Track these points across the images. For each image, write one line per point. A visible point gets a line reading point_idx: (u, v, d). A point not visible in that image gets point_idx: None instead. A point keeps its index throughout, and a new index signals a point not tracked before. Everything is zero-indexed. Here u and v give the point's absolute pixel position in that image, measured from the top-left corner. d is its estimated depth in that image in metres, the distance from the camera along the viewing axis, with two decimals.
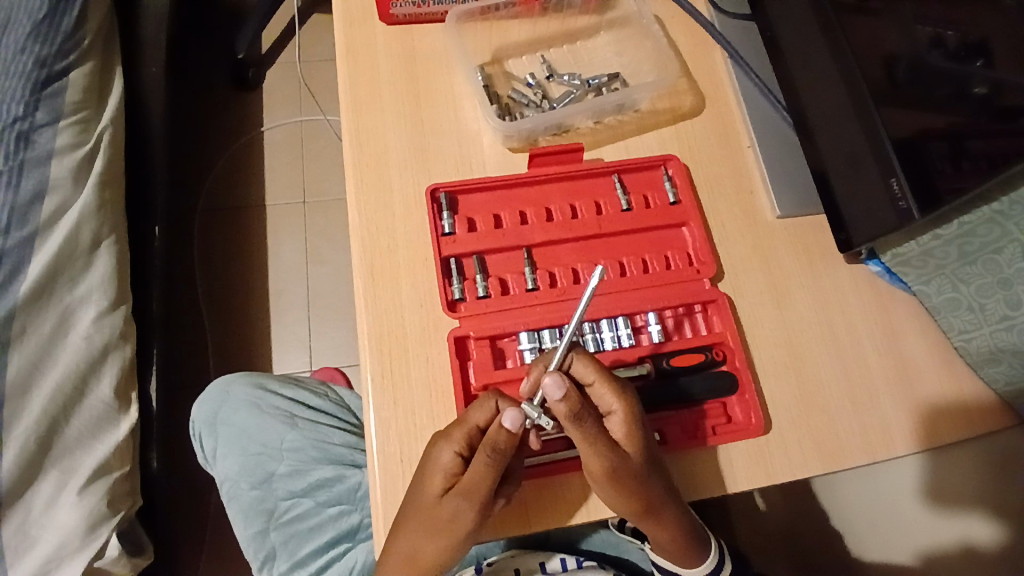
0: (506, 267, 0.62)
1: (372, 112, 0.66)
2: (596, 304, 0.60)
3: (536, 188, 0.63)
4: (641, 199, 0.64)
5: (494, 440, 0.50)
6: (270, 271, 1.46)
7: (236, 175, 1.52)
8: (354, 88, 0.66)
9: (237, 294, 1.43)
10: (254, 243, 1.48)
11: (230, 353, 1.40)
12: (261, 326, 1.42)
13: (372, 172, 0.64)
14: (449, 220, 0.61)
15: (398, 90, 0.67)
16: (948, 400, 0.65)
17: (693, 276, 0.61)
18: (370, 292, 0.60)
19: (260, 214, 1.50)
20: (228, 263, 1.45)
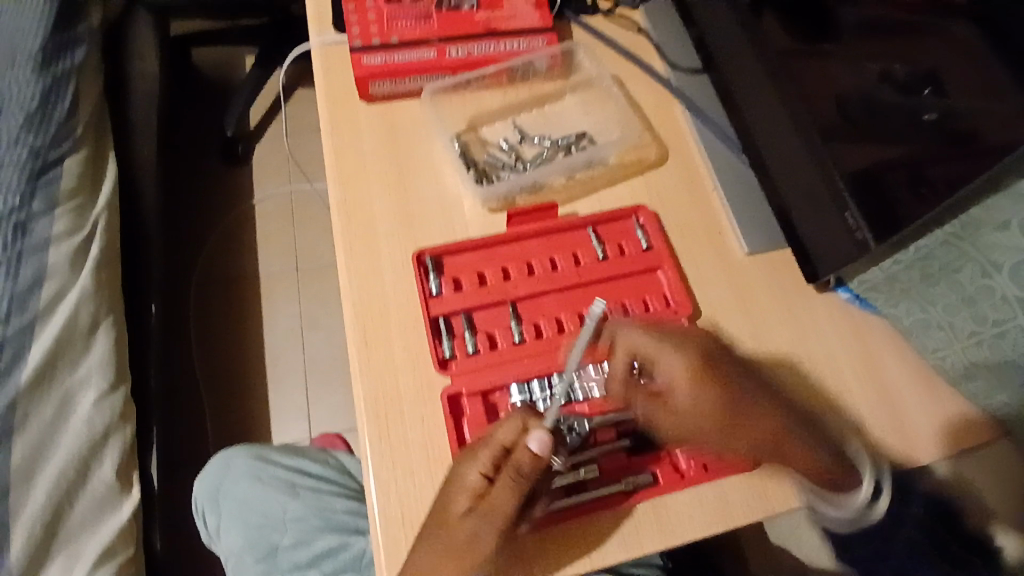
0: (493, 322, 0.64)
1: (357, 185, 0.70)
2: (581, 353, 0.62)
3: (516, 244, 0.66)
4: (616, 248, 0.67)
5: (518, 463, 0.52)
6: (267, 339, 1.48)
7: (229, 246, 1.56)
8: (340, 163, 0.70)
9: (234, 363, 1.45)
10: (250, 312, 1.50)
11: (230, 423, 1.40)
12: (260, 394, 1.43)
13: (361, 241, 0.67)
14: (436, 281, 0.64)
15: (381, 162, 0.71)
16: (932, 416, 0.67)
17: (671, 317, 0.64)
18: (366, 357, 0.62)
19: (255, 283, 1.53)
20: (225, 334, 1.47)
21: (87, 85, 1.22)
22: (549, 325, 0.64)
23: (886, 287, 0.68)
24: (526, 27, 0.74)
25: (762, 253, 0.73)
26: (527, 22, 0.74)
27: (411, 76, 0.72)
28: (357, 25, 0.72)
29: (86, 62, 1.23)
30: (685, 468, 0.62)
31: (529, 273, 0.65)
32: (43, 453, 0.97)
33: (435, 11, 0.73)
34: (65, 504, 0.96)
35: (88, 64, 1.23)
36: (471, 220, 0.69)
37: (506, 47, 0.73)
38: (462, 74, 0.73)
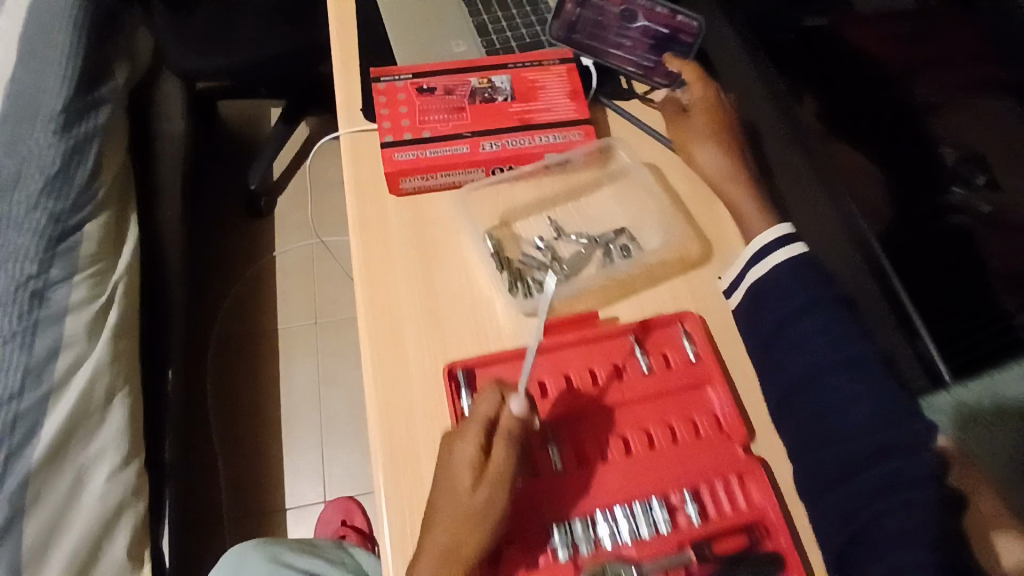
0: (530, 446, 0.59)
1: (384, 286, 0.66)
2: (625, 482, 0.57)
3: (555, 355, 0.63)
4: (661, 359, 0.63)
5: (509, 427, 0.53)
6: (284, 399, 1.45)
7: (248, 301, 1.54)
8: (367, 262, 0.67)
9: (250, 424, 1.41)
10: (267, 370, 1.47)
11: (244, 488, 1.36)
12: (275, 457, 1.39)
13: (388, 349, 0.63)
14: (467, 399, 0.60)
15: (409, 260, 0.67)
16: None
17: (724, 442, 0.60)
18: (394, 483, 0.58)
19: (272, 340, 1.51)
20: (241, 393, 1.45)
21: (111, 146, 1.20)
22: (592, 448, 0.59)
23: None
24: (562, 120, 0.72)
25: None
26: (563, 115, 0.72)
27: (442, 171, 0.69)
28: (388, 120, 0.70)
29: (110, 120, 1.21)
30: None
31: (569, 387, 0.61)
32: (55, 535, 0.93)
33: (468, 104, 0.71)
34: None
35: (111, 123, 1.21)
36: (503, 324, 0.64)
37: (541, 140, 0.70)
38: (494, 167, 0.70)
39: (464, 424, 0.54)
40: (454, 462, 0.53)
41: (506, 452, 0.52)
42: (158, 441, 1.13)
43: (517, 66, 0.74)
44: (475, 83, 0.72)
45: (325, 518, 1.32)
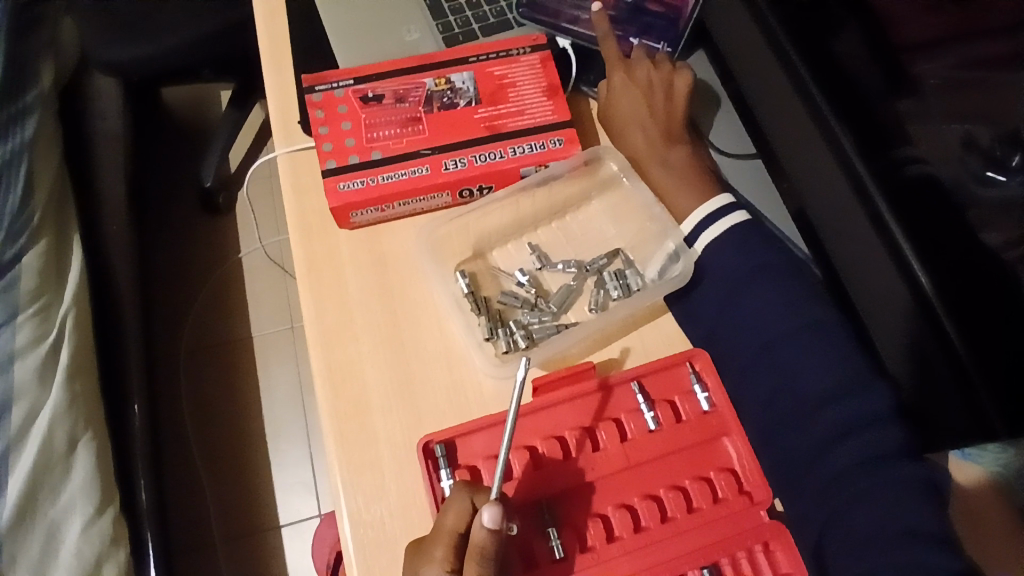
0: (529, 528, 0.55)
1: (344, 342, 0.61)
2: (640, 570, 0.54)
3: (549, 415, 0.58)
4: (669, 411, 0.59)
5: (481, 545, 0.48)
6: (266, 411, 1.36)
7: (217, 307, 1.44)
8: (321, 318, 0.61)
9: (233, 437, 1.34)
10: (245, 382, 1.38)
11: (233, 505, 1.29)
12: (263, 470, 1.32)
13: (352, 415, 0.58)
14: (449, 479, 0.54)
15: (371, 310, 0.62)
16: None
17: (747, 506, 0.56)
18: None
19: (247, 349, 1.41)
20: (220, 409, 1.36)
21: (41, 162, 1.07)
22: (597, 531, 0.55)
23: None
24: (538, 122, 0.66)
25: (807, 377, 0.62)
26: (539, 116, 0.66)
27: (399, 199, 0.63)
28: (329, 139, 0.63)
29: (41, 133, 1.09)
30: None
31: (565, 457, 0.57)
32: None
33: (424, 113, 0.65)
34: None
35: (43, 136, 1.09)
36: (485, 382, 0.60)
37: (514, 152, 0.65)
38: (462, 188, 0.65)
39: (435, 539, 0.50)
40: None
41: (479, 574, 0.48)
42: (130, 480, 1.05)
43: (479, 59, 0.68)
44: (432, 86, 0.66)
45: (320, 535, 1.21)
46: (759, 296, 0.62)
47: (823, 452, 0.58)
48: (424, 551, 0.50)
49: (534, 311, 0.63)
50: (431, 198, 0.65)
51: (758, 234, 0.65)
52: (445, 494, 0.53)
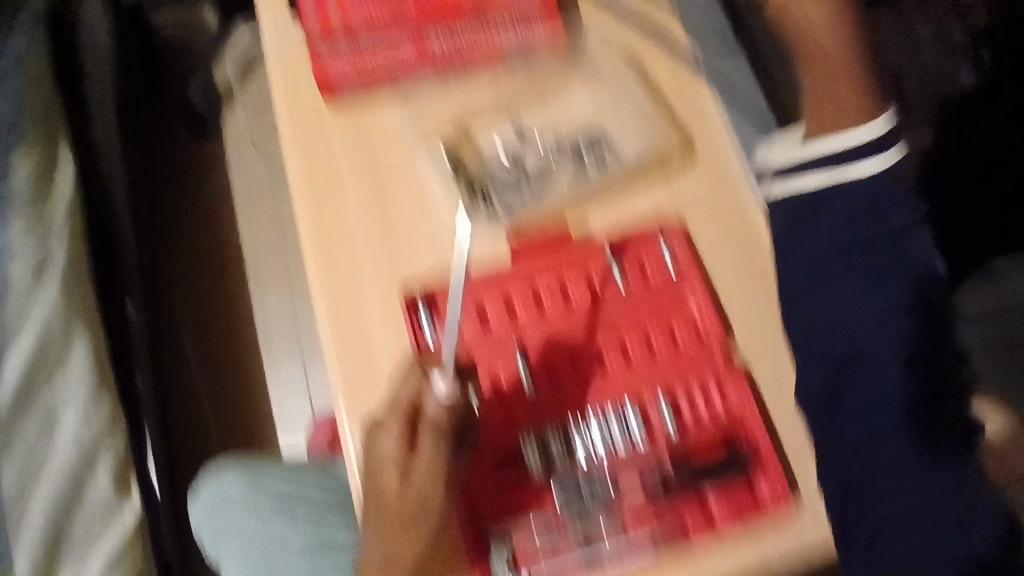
0: (512, 425, 0.58)
1: (344, 274, 0.62)
2: (626, 473, 0.57)
3: (540, 341, 0.60)
4: (638, 272, 0.62)
5: (433, 419, 0.51)
6: (258, 338, 1.31)
7: (211, 230, 1.40)
8: (320, 253, 0.63)
9: (227, 355, 1.31)
10: (240, 306, 1.34)
11: (232, 422, 1.28)
12: (259, 391, 1.29)
13: (352, 348, 0.59)
14: (433, 326, 0.60)
15: (371, 236, 0.63)
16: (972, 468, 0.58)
17: (704, 352, 0.60)
18: (360, 437, 0.57)
19: (246, 283, 1.35)
20: (217, 334, 1.32)
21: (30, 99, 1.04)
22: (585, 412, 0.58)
23: None
24: (521, 44, 0.70)
25: None
26: (525, 39, 0.70)
27: (387, 78, 0.68)
28: (326, 55, 0.68)
29: (26, 75, 1.05)
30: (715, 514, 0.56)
31: (560, 375, 0.59)
32: (57, 544, 0.89)
33: (424, 50, 0.68)
34: (62, 542, 0.89)
35: (26, 83, 1.05)
36: (468, 248, 0.62)
37: (508, 38, 0.69)
38: (442, 63, 0.69)
39: (381, 449, 0.51)
40: (394, 513, 0.51)
41: (432, 447, 0.50)
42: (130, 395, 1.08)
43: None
44: (435, 28, 0.69)
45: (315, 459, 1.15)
46: (842, 291, 0.56)
47: (852, 343, 0.55)
48: (390, 503, 0.51)
49: (515, 187, 0.65)
50: (416, 93, 0.68)
51: (862, 209, 0.54)
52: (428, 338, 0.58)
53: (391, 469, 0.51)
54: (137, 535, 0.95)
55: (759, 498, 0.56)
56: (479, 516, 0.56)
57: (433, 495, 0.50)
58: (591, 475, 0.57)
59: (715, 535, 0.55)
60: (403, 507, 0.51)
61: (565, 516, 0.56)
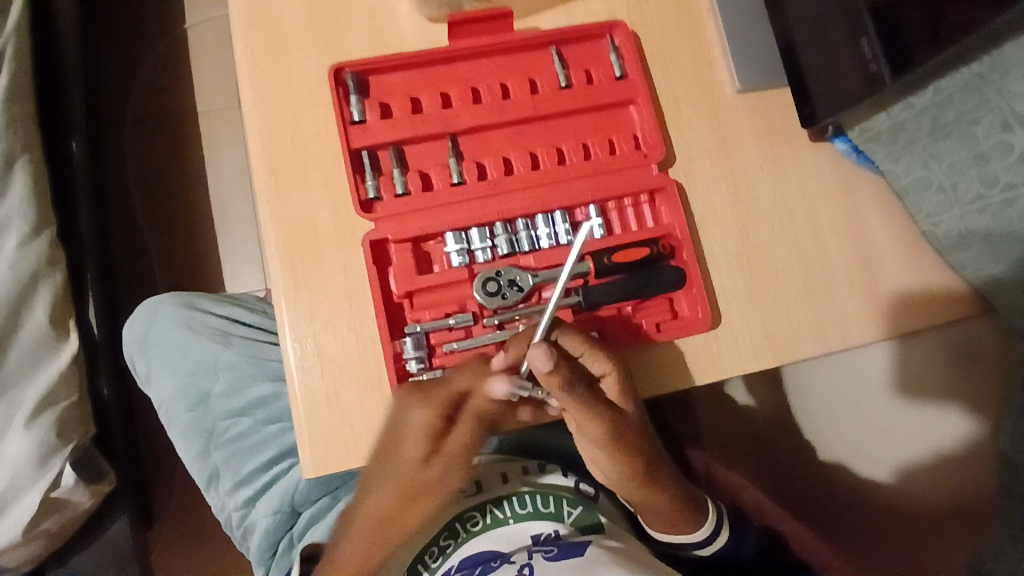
0: (436, 219, 0.52)
1: (270, 42, 0.53)
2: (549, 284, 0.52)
3: (475, 136, 0.54)
4: (582, 74, 0.56)
5: (480, 411, 0.50)
6: (212, 192, 1.17)
7: (158, 72, 1.20)
8: (246, 17, 0.53)
9: (175, 206, 1.17)
10: (190, 158, 1.18)
11: (180, 281, 1.15)
12: (209, 250, 1.16)
13: (279, 126, 0.52)
14: (358, 105, 0.52)
15: (298, 7, 0.54)
16: (909, 291, 0.58)
17: (639, 161, 0.54)
18: (276, 212, 0.51)
19: (198, 133, 1.19)
20: (166, 186, 1.17)
21: None
22: (513, 213, 0.52)
23: (890, 136, 0.58)
24: None
25: (755, 93, 0.59)
26: None
27: None
28: None
29: None
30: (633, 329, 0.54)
31: (489, 171, 0.54)
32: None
33: None
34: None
35: None
36: (406, 31, 0.55)
37: None
38: None
39: (409, 437, 0.49)
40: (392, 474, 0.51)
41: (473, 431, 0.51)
42: (69, 217, 0.93)
43: None
44: None
45: None
46: None
47: None
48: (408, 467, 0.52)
49: None
50: None
51: None
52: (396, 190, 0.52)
53: (420, 442, 0.50)
54: (74, 377, 0.83)
55: (680, 311, 0.55)
56: (393, 316, 0.51)
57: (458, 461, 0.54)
58: (512, 275, 0.51)
59: None
60: (424, 474, 0.53)
61: (483, 306, 0.51)
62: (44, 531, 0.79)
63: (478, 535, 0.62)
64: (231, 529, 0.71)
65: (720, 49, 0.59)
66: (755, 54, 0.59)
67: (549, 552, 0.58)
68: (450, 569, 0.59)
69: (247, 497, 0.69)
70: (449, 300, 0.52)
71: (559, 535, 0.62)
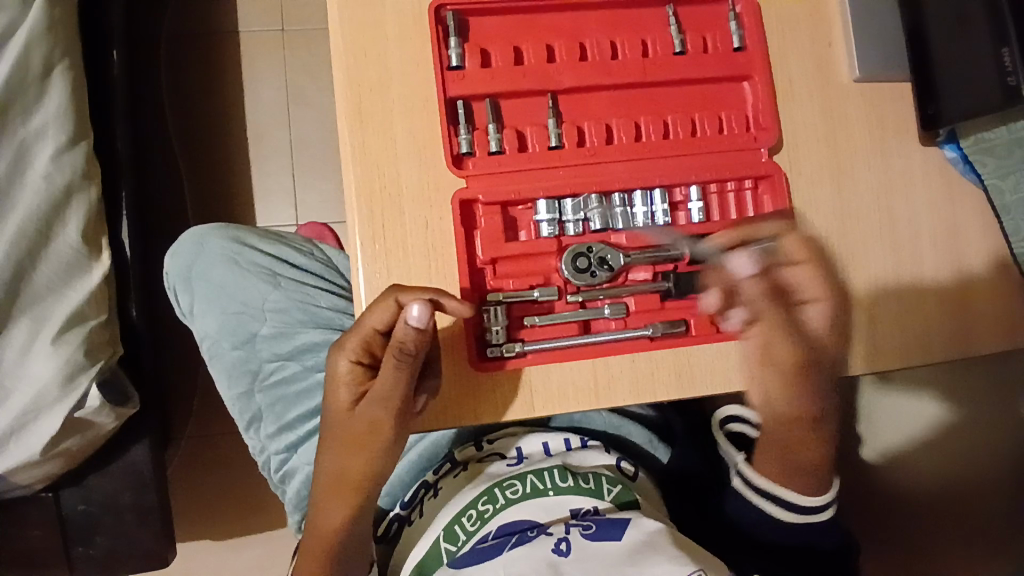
0: (529, 184, 0.48)
1: None
2: (637, 265, 0.50)
3: (577, 96, 0.50)
4: (698, 40, 0.51)
5: (400, 338, 0.44)
6: (250, 117, 1.13)
7: None
8: None
9: (211, 128, 1.13)
10: (228, 80, 1.13)
11: (212, 207, 1.12)
12: (243, 178, 1.13)
13: (366, 62, 0.49)
14: (458, 50, 0.48)
15: None
16: (993, 280, 0.56)
17: (748, 143, 0.51)
18: (358, 158, 0.48)
19: (239, 55, 1.13)
20: (202, 106, 1.13)
21: None
22: (611, 186, 0.49)
23: (1006, 150, 0.53)
24: None
25: (874, 81, 0.55)
26: None
27: None
28: None
29: None
30: (721, 322, 0.51)
31: (589, 135, 0.50)
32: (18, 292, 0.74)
33: None
34: (24, 289, 0.75)
35: None
36: None
37: None
38: None
39: (349, 380, 0.48)
40: (340, 430, 0.50)
41: (395, 364, 0.45)
42: (106, 129, 0.89)
43: None
44: None
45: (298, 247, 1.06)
46: None
47: None
48: (349, 420, 0.49)
49: None
50: None
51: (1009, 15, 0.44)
52: (470, 149, 0.48)
53: (346, 389, 0.48)
54: (104, 297, 0.81)
55: None
56: (475, 283, 0.49)
57: (380, 423, 0.48)
58: (603, 253, 0.49)
59: (722, 342, 0.50)
60: (354, 428, 0.49)
61: (569, 282, 0.49)
62: (65, 450, 0.78)
63: (516, 503, 0.59)
64: (270, 472, 0.71)
65: (841, 28, 0.55)
66: (881, 39, 0.54)
67: (588, 529, 0.55)
68: (488, 534, 0.58)
69: (290, 442, 0.69)
70: (529, 269, 0.49)
71: (598, 511, 0.58)
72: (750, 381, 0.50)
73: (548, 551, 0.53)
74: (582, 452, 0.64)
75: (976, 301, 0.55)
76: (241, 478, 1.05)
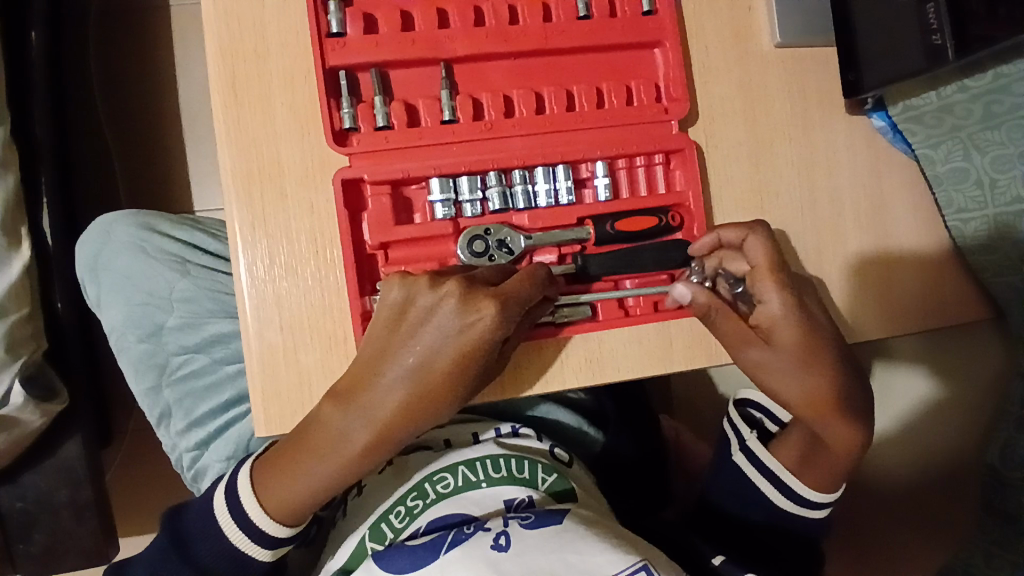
0: (422, 160, 0.45)
1: None
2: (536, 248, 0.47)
3: (473, 66, 0.47)
4: (604, 4, 0.48)
5: (515, 294, 0.42)
6: (182, 93, 1.00)
7: None
8: None
9: (143, 106, 1.00)
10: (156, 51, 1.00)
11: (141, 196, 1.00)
12: (176, 166, 1.00)
13: (240, 27, 0.44)
14: (338, 16, 0.44)
15: None
16: (920, 256, 0.53)
17: (659, 115, 0.48)
18: (234, 134, 0.44)
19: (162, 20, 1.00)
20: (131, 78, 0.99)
21: None
22: (508, 162, 0.46)
23: (935, 117, 0.52)
24: None
25: (795, 48, 0.52)
26: None
27: None
28: None
29: None
30: (630, 306, 0.49)
31: (483, 108, 0.46)
32: None
33: None
34: None
35: None
36: None
37: None
38: None
39: (407, 345, 0.42)
40: (379, 393, 0.42)
41: (491, 320, 0.41)
42: (24, 112, 0.75)
43: None
44: None
45: None
46: None
47: None
48: (364, 394, 0.42)
49: None
50: None
51: None
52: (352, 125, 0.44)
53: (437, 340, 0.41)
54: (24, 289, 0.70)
55: None
56: (363, 270, 0.46)
57: (458, 381, 0.42)
58: (502, 236, 0.46)
59: (629, 326, 0.47)
60: (409, 391, 0.42)
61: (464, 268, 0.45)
62: None
63: (446, 498, 0.55)
64: (182, 469, 0.68)
65: None
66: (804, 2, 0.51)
67: (526, 519, 0.48)
68: (416, 531, 0.53)
69: (200, 439, 0.66)
70: (421, 250, 0.46)
71: (532, 502, 0.54)
72: (656, 368, 0.48)
73: (485, 549, 0.45)
74: (514, 438, 0.60)
75: (899, 275, 0.53)
76: (175, 483, 0.97)
